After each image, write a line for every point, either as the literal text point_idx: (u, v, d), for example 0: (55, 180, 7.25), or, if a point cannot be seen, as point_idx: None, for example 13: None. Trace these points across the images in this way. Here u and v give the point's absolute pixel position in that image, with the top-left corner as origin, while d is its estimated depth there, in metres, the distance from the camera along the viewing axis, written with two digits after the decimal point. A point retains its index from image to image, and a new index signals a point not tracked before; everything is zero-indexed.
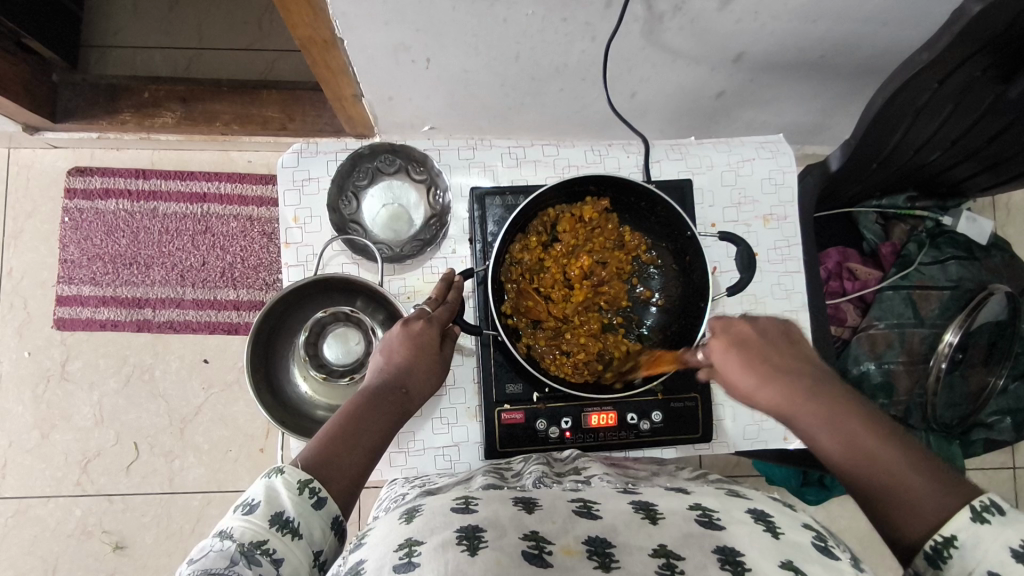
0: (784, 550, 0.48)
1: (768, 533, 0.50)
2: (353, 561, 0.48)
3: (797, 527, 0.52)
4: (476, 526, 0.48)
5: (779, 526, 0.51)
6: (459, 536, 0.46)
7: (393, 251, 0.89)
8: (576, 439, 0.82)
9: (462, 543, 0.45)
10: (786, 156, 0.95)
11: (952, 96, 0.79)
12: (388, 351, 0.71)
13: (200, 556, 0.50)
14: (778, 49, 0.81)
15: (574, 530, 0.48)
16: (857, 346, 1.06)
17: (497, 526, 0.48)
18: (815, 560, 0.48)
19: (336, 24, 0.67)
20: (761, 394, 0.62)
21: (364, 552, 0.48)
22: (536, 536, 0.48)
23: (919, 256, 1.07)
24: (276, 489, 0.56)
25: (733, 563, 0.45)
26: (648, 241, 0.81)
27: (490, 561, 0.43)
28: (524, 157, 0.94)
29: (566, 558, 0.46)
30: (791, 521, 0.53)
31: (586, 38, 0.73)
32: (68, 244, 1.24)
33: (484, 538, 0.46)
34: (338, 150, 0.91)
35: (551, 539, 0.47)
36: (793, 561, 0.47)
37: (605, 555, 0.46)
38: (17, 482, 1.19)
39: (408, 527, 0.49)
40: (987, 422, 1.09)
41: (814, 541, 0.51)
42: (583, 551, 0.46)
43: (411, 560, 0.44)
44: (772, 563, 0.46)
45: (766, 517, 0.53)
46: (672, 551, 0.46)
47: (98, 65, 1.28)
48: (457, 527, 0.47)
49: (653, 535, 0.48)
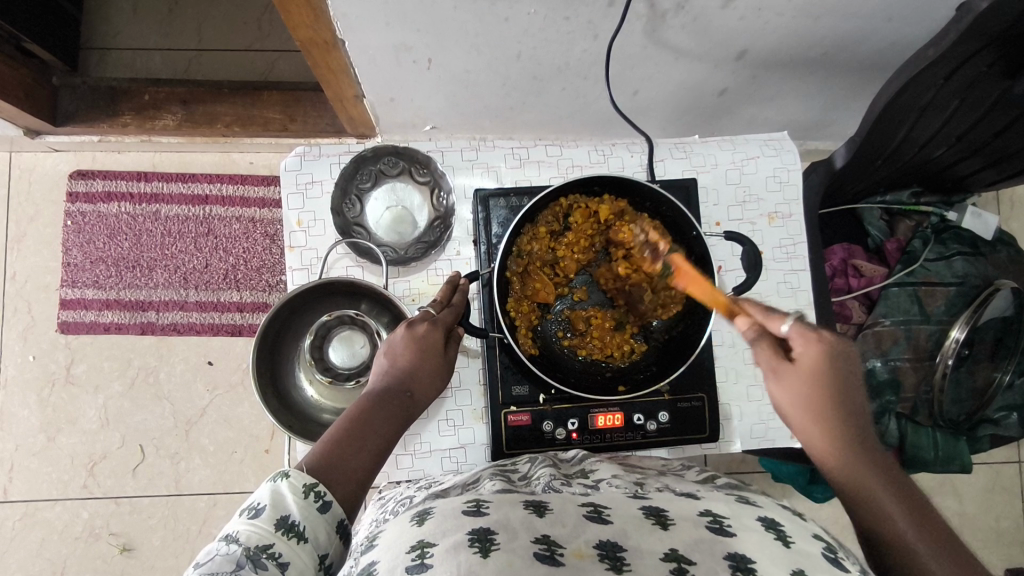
0: (795, 558, 0.48)
1: (780, 542, 0.50)
2: (364, 562, 0.48)
3: (807, 537, 0.52)
4: (487, 529, 0.48)
5: (789, 536, 0.51)
6: (471, 539, 0.46)
7: (398, 253, 0.89)
8: (582, 441, 0.82)
9: (474, 545, 0.45)
10: (791, 154, 0.95)
11: (958, 92, 0.79)
12: (391, 354, 0.70)
13: (205, 560, 0.49)
14: (782, 45, 0.81)
15: (583, 536, 0.48)
16: (863, 343, 1.06)
17: (508, 529, 0.48)
18: (825, 569, 0.47)
19: (337, 24, 0.67)
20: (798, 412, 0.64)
21: (376, 553, 0.48)
22: (548, 539, 0.48)
23: (924, 252, 1.06)
24: (282, 492, 0.56)
25: (745, 570, 0.45)
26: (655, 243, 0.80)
27: (501, 563, 0.43)
28: (528, 157, 0.94)
29: (578, 561, 0.45)
30: (801, 531, 0.53)
31: (588, 36, 0.73)
32: (71, 248, 1.24)
33: (495, 540, 0.46)
34: (341, 153, 0.91)
35: (562, 543, 0.47)
36: (805, 569, 0.47)
37: (616, 558, 0.46)
38: (24, 485, 1.19)
39: (419, 530, 0.49)
40: (993, 418, 1.07)
41: (824, 551, 0.51)
42: (595, 554, 0.46)
43: (423, 561, 0.44)
44: (783, 570, 0.46)
45: (776, 525, 0.53)
46: (684, 556, 0.46)
47: (98, 68, 1.27)
48: (470, 530, 0.47)
49: (664, 540, 0.48)
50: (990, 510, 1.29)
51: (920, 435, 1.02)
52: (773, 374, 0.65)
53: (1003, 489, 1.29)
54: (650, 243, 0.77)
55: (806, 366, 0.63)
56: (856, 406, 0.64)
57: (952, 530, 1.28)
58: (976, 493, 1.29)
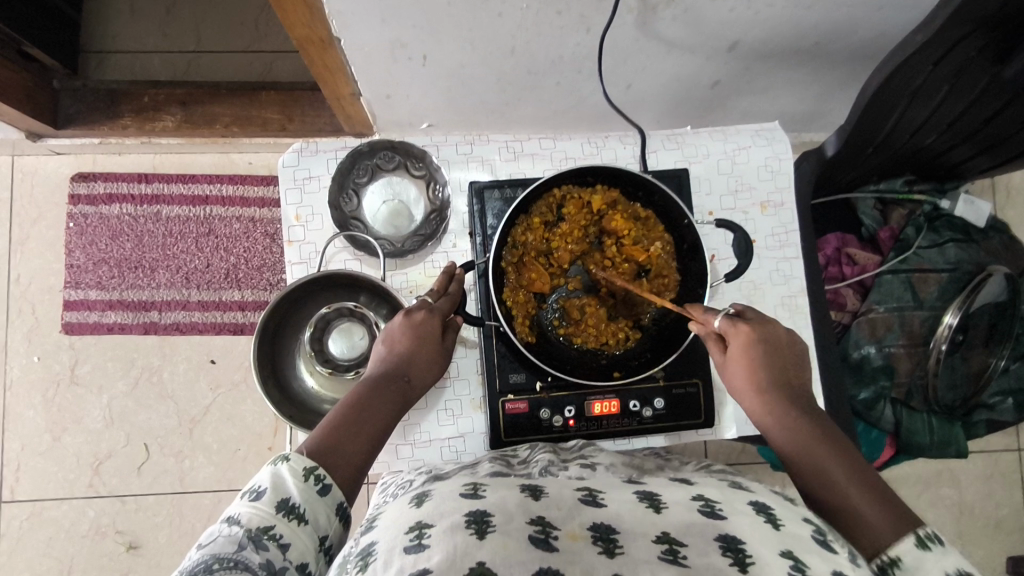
0: (785, 540, 0.49)
1: (769, 524, 0.50)
2: (364, 543, 0.49)
3: (797, 519, 0.52)
4: (484, 511, 0.48)
5: (779, 518, 0.52)
6: (468, 521, 0.47)
7: (395, 246, 0.90)
8: (579, 427, 0.83)
9: (470, 527, 0.46)
10: (783, 143, 0.96)
11: (947, 78, 0.80)
12: (390, 341, 0.72)
13: (207, 542, 0.51)
14: (773, 36, 0.82)
15: (578, 517, 0.49)
16: (857, 330, 1.07)
17: (504, 512, 0.49)
18: (813, 551, 0.48)
19: (333, 22, 0.68)
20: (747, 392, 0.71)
21: (376, 534, 0.49)
22: (542, 521, 0.48)
23: (918, 240, 1.08)
24: (282, 475, 0.57)
25: (734, 551, 0.46)
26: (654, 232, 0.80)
27: (497, 545, 0.44)
28: (522, 151, 0.96)
29: (572, 543, 0.47)
30: (792, 513, 0.53)
31: (581, 30, 0.74)
32: (73, 250, 1.25)
33: (491, 522, 0.47)
34: (337, 148, 0.92)
35: (556, 525, 0.48)
36: (793, 551, 0.47)
37: (609, 542, 0.47)
38: (30, 485, 1.21)
39: (417, 512, 0.50)
40: (988, 403, 1.09)
41: (813, 533, 0.51)
42: (588, 537, 0.47)
43: (422, 541, 0.45)
44: (772, 551, 0.46)
45: (767, 509, 0.53)
46: (675, 539, 0.47)
47: (98, 71, 1.29)
48: (467, 511, 0.48)
49: (657, 524, 0.49)
50: (990, 496, 1.29)
51: (914, 418, 1.05)
52: (721, 364, 0.73)
53: (1002, 476, 1.30)
54: (641, 233, 0.78)
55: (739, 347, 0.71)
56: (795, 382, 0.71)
57: (951, 518, 1.29)
58: (975, 481, 1.29)
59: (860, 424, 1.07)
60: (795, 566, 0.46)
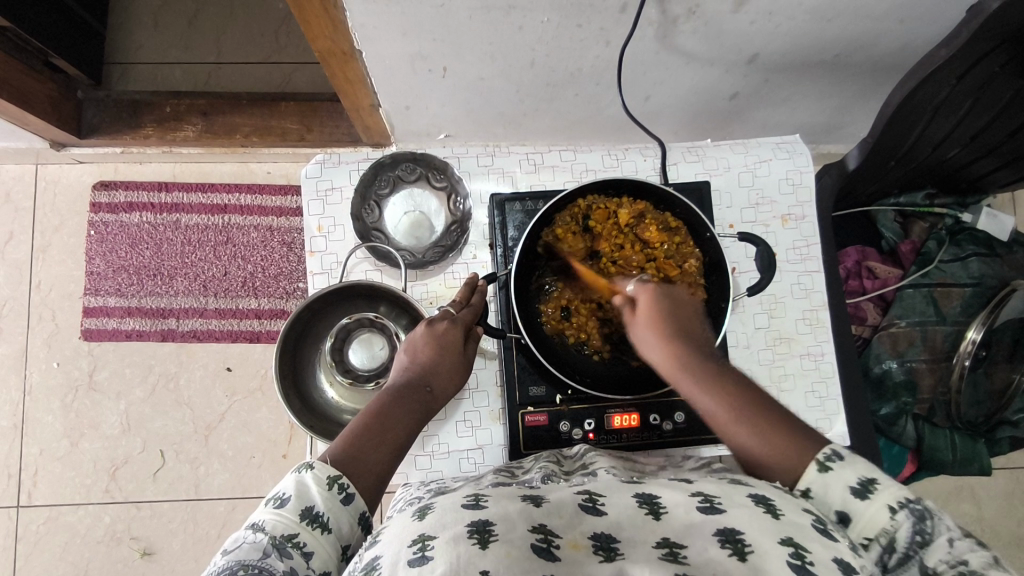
0: (784, 528, 0.47)
1: (769, 516, 0.48)
2: (368, 557, 0.47)
3: (797, 509, 0.50)
4: (486, 520, 0.47)
5: (779, 509, 0.50)
6: (471, 530, 0.46)
7: (416, 258, 0.91)
8: (598, 441, 0.83)
9: (473, 537, 0.45)
10: (804, 156, 0.96)
11: (971, 92, 0.79)
12: (412, 351, 0.72)
13: (234, 548, 0.52)
14: (791, 49, 0.81)
15: (581, 526, 0.48)
16: (878, 345, 1.06)
17: (506, 519, 0.47)
18: (815, 539, 0.46)
19: (355, 34, 0.68)
20: (658, 347, 0.67)
21: (379, 548, 0.47)
22: (544, 529, 0.47)
23: (940, 253, 1.07)
24: (306, 484, 0.57)
25: (733, 542, 0.45)
26: (692, 246, 0.79)
27: (500, 555, 0.43)
28: (542, 163, 0.97)
29: (574, 553, 0.46)
30: (792, 504, 0.51)
31: (600, 43, 0.74)
32: (94, 257, 1.26)
33: (494, 531, 0.45)
34: (360, 160, 0.94)
35: (558, 534, 0.47)
36: (794, 539, 0.46)
37: (610, 550, 0.46)
38: (48, 490, 1.22)
39: (420, 524, 0.48)
40: (1011, 420, 1.06)
41: (814, 522, 0.49)
42: (589, 546, 0.46)
43: (424, 554, 0.44)
44: (772, 539, 0.45)
45: (766, 500, 0.50)
46: (675, 543, 0.47)
47: (120, 82, 1.31)
48: (469, 522, 0.47)
49: (656, 530, 0.48)
50: (1015, 516, 1.27)
51: (937, 435, 1.05)
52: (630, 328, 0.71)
53: None
54: (672, 246, 0.78)
55: (645, 309, 0.70)
56: (702, 343, 0.68)
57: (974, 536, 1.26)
58: (998, 499, 1.27)
59: (880, 439, 1.07)
60: (794, 554, 0.44)
